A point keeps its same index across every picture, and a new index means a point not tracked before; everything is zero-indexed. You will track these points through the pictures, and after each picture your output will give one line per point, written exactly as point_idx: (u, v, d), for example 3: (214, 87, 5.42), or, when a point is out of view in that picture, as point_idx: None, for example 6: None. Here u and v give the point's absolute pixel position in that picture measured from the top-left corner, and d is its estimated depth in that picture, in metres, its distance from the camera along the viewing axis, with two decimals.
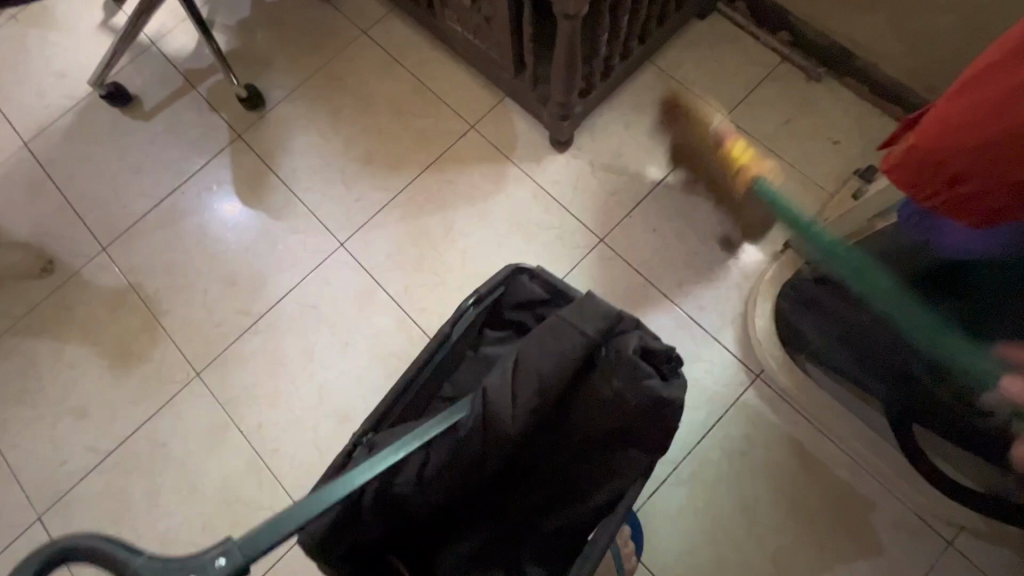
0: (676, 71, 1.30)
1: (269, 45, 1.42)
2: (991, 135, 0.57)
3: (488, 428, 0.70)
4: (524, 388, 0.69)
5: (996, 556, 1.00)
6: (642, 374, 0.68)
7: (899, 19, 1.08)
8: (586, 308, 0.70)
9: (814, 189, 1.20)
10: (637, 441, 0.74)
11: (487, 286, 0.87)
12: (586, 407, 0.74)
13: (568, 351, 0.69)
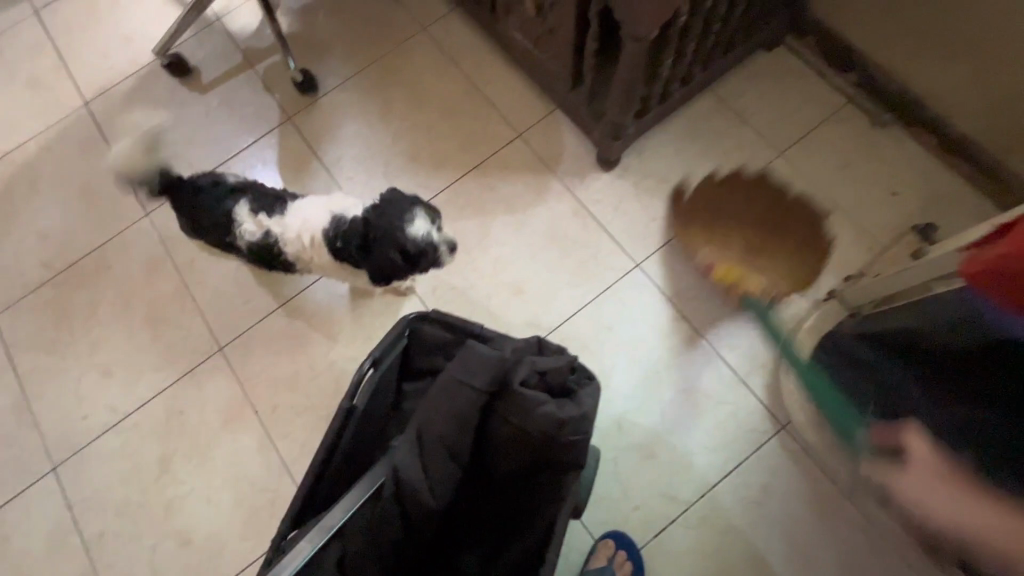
0: (734, 101, 1.26)
1: (330, 32, 1.43)
2: None
3: (404, 492, 0.76)
4: (432, 454, 0.76)
5: None
6: (536, 403, 0.77)
7: (983, 72, 1.02)
8: (472, 361, 0.77)
9: (866, 240, 1.16)
10: (550, 469, 0.82)
11: (381, 348, 0.88)
12: (499, 449, 0.81)
13: (461, 407, 0.76)
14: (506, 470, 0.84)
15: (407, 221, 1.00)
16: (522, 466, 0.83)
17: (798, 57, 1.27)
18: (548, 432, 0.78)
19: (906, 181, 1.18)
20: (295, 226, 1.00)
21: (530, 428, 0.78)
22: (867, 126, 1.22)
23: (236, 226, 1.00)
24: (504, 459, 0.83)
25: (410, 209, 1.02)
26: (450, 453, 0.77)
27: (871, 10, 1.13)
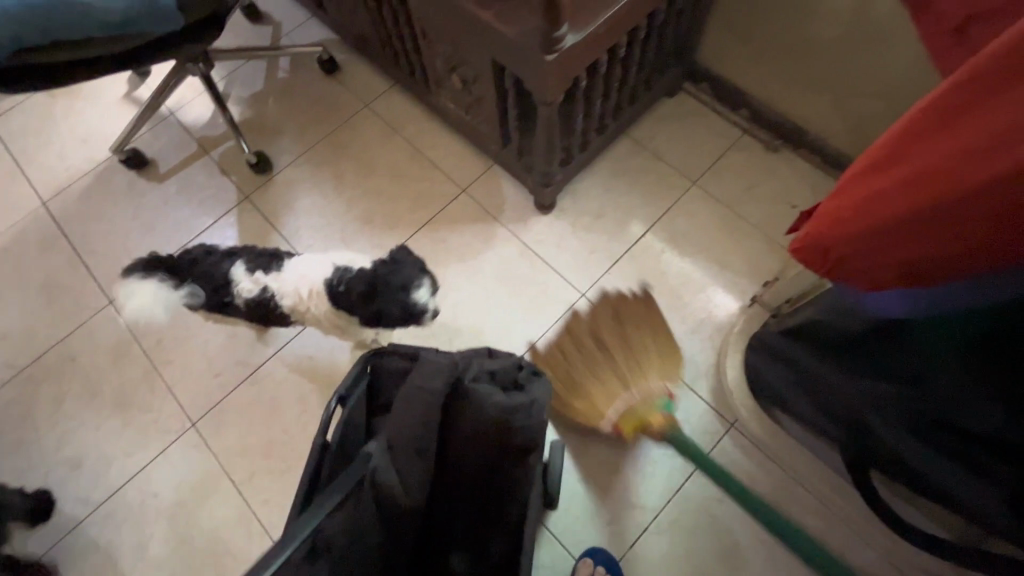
0: (648, 142, 1.44)
1: (280, 116, 1.56)
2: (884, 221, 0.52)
3: (384, 495, 0.79)
4: (404, 459, 0.79)
5: None
6: (488, 395, 0.82)
7: (842, 102, 1.22)
8: (426, 370, 0.82)
9: (777, 249, 1.31)
10: (514, 462, 0.86)
11: (347, 384, 0.93)
12: (466, 450, 0.85)
13: (423, 411, 0.80)
14: (475, 473, 0.88)
15: (413, 285, 1.04)
16: (487, 464, 0.86)
17: (696, 100, 1.47)
18: (503, 421, 0.82)
19: (802, 195, 1.35)
20: (291, 282, 1.08)
21: (486, 422, 0.83)
22: (763, 152, 1.40)
23: (234, 285, 1.11)
24: (470, 462, 0.87)
25: (416, 277, 1.05)
26: (421, 456, 0.80)
27: (748, 58, 1.33)
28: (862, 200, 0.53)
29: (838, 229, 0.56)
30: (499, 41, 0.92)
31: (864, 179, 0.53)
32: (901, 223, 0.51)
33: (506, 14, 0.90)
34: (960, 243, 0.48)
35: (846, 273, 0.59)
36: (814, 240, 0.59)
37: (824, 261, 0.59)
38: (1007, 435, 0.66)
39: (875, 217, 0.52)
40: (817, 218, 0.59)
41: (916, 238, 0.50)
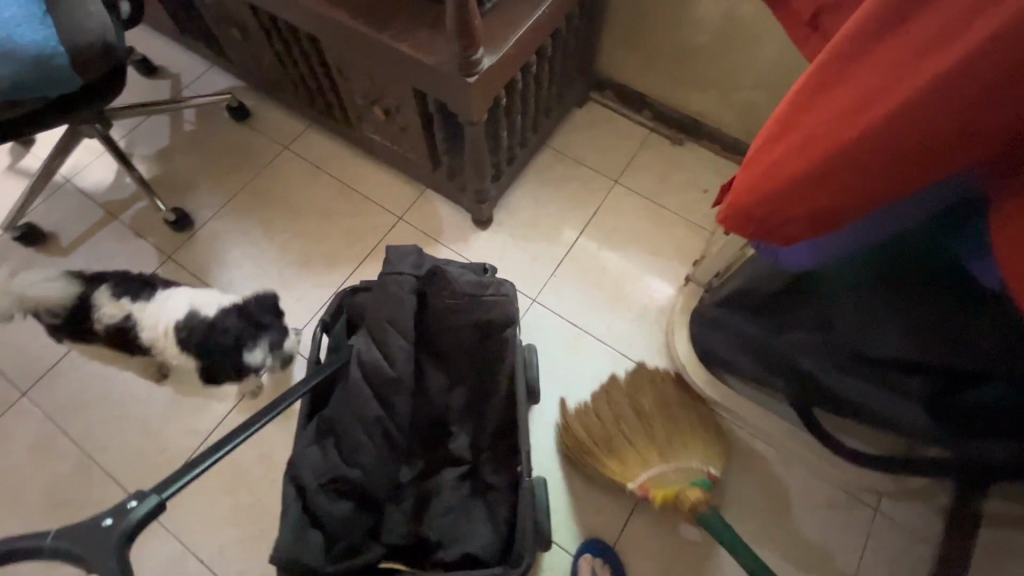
0: (568, 150, 1.53)
1: (194, 171, 1.50)
2: (807, 170, 0.50)
3: (372, 369, 0.89)
4: (388, 334, 0.89)
5: (915, 512, 1.13)
6: (456, 274, 0.93)
7: (729, 93, 1.38)
8: (394, 257, 0.94)
9: (698, 230, 1.43)
10: (493, 338, 0.95)
11: (328, 314, 1.01)
12: (445, 331, 0.95)
13: (398, 291, 0.90)
14: (460, 348, 0.97)
15: (247, 347, 1.08)
16: (467, 342, 0.96)
17: (604, 106, 1.59)
18: (474, 294, 0.93)
19: (711, 180, 1.48)
20: (152, 314, 1.07)
21: (459, 298, 0.93)
22: (670, 146, 1.53)
23: (95, 312, 1.08)
24: (453, 342, 0.96)
25: (253, 337, 1.08)
26: (403, 332, 0.90)
27: (642, 64, 1.47)
28: (786, 154, 0.51)
29: (762, 190, 0.54)
30: (418, 70, 0.96)
31: (773, 141, 0.52)
32: (821, 171, 0.49)
33: (422, 45, 0.94)
34: (869, 187, 0.48)
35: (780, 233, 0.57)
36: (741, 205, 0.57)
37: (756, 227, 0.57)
38: (908, 354, 0.78)
39: (794, 168, 0.51)
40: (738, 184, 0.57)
41: (829, 187, 0.49)
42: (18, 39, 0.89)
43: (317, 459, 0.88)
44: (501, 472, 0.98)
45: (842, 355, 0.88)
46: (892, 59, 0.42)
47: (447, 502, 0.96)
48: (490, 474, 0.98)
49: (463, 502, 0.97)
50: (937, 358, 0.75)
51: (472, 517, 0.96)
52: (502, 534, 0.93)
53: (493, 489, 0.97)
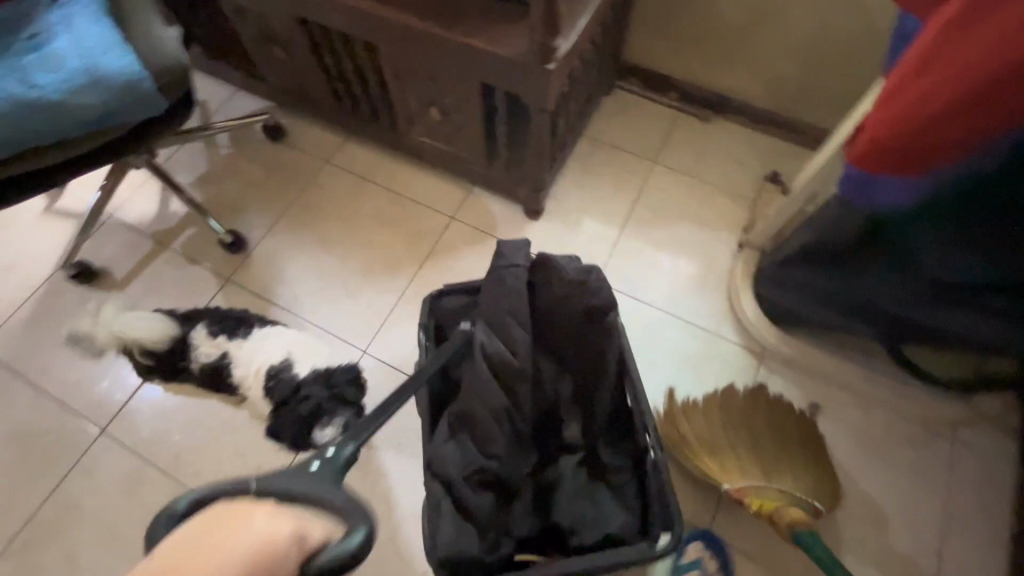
0: (603, 137, 1.58)
1: (239, 193, 1.51)
2: (961, 94, 0.56)
3: (495, 358, 0.94)
4: (507, 324, 0.95)
5: (992, 437, 1.19)
6: (560, 262, 0.97)
7: (756, 66, 1.45)
8: (507, 249, 0.98)
9: (740, 199, 1.49)
10: (597, 324, 0.98)
11: (423, 322, 1.05)
12: (555, 319, 1.01)
13: (513, 283, 0.96)
14: (569, 335, 1.01)
15: (320, 426, 1.18)
16: (575, 328, 1.00)
17: (631, 92, 1.64)
18: (578, 281, 0.97)
19: (744, 150, 1.55)
20: (248, 355, 1.24)
21: (564, 286, 0.97)
22: (699, 123, 1.59)
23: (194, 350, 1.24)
24: (562, 329, 1.02)
25: (329, 415, 1.19)
26: (519, 321, 0.96)
27: (669, 47, 1.53)
28: (938, 84, 0.57)
29: (907, 121, 0.60)
30: (492, 63, 0.99)
31: (913, 77, 0.59)
32: (976, 94, 0.55)
33: (496, 38, 0.97)
34: (1016, 105, 0.55)
35: (918, 157, 0.63)
36: (884, 135, 0.63)
37: (893, 152, 0.64)
38: (994, 278, 0.87)
39: (946, 96, 0.57)
40: (878, 116, 0.63)
41: (960, 123, 0.58)
42: (108, 67, 0.91)
43: (456, 455, 0.93)
44: (616, 452, 1.05)
45: (913, 291, 0.98)
46: (1015, 17, 0.50)
47: (573, 491, 1.03)
48: (608, 458, 1.05)
49: (587, 488, 1.04)
50: (1009, 275, 0.85)
51: (600, 502, 1.02)
52: (635, 516, 0.99)
53: (614, 473, 1.04)
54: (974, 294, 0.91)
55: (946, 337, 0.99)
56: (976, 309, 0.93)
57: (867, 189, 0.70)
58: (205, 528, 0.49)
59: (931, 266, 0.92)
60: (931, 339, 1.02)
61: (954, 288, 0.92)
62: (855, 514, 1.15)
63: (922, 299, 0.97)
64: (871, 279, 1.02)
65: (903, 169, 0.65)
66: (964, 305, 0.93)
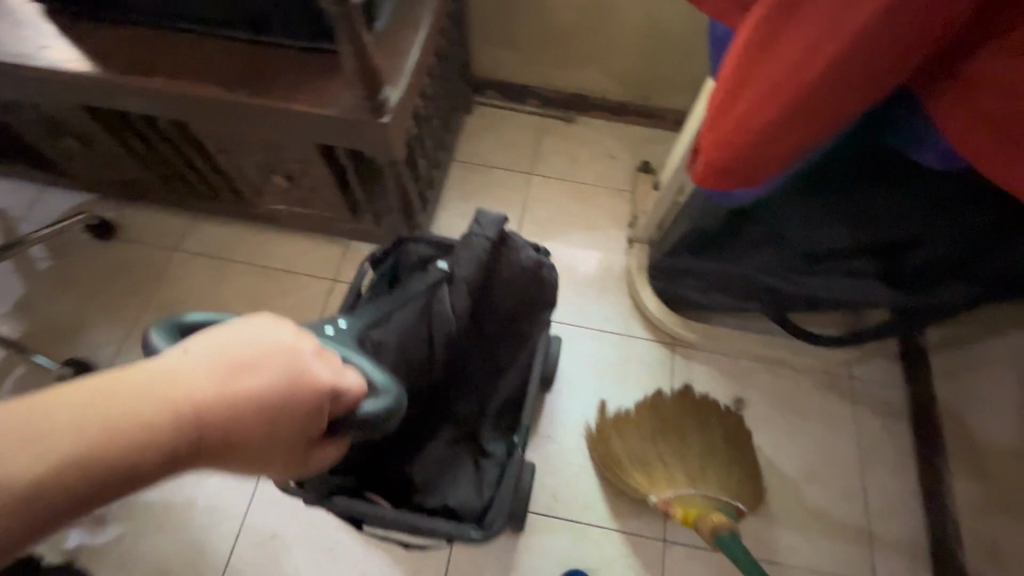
0: (474, 158, 1.53)
1: (75, 309, 1.28)
2: (772, 119, 0.54)
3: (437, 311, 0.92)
4: (459, 290, 0.90)
5: (884, 368, 1.28)
6: (522, 247, 0.89)
7: (603, 62, 1.45)
8: (484, 218, 0.88)
9: (620, 194, 1.50)
10: (529, 317, 0.95)
11: (378, 251, 0.97)
12: (498, 295, 0.93)
13: (478, 255, 0.88)
14: (497, 321, 0.96)
15: None
16: (508, 314, 0.95)
17: (492, 106, 1.60)
18: (530, 273, 0.90)
19: (613, 144, 1.56)
20: None
21: (516, 273, 0.90)
22: (565, 126, 1.58)
23: None
24: (497, 313, 0.95)
25: None
26: (473, 292, 0.91)
27: (516, 57, 1.50)
28: (752, 107, 0.55)
29: (733, 145, 0.59)
30: (320, 125, 0.89)
31: (731, 103, 0.57)
32: (786, 118, 0.53)
33: (317, 98, 0.87)
34: (826, 126, 0.53)
35: (751, 179, 0.62)
36: (717, 161, 0.61)
37: (731, 177, 0.62)
38: (854, 242, 0.88)
39: (761, 120, 0.55)
40: (709, 142, 0.62)
41: (779, 148, 0.56)
42: None
43: None
44: (499, 441, 1.02)
45: (788, 262, 0.99)
46: (801, 48, 0.49)
47: (436, 456, 0.99)
48: (488, 441, 1.01)
49: (450, 456, 1.00)
50: (870, 234, 0.85)
51: (460, 476, 0.98)
52: (483, 500, 0.94)
53: (487, 455, 1.00)
54: (844, 257, 0.92)
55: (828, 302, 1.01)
56: (850, 270, 0.93)
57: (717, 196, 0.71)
58: (263, 332, 0.41)
59: (798, 236, 0.93)
60: (815, 305, 1.04)
61: (825, 255, 0.93)
62: (788, 473, 1.19)
63: (800, 266, 0.99)
64: (750, 255, 1.04)
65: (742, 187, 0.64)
66: (839, 269, 0.94)
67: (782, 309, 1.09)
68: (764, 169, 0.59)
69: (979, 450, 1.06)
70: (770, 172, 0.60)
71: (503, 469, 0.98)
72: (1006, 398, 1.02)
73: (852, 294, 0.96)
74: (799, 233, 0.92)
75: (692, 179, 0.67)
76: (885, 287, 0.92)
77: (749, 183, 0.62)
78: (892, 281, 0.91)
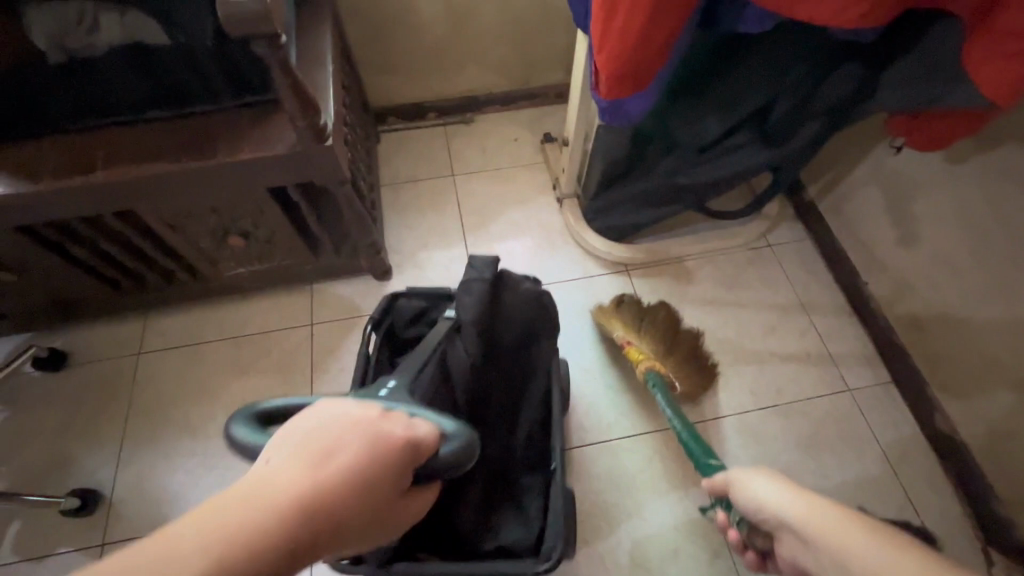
0: (398, 178, 1.65)
1: (53, 445, 1.22)
2: (643, 20, 0.71)
3: (449, 360, 0.97)
4: (469, 335, 0.96)
5: (793, 227, 1.54)
6: (519, 281, 0.99)
7: (480, 62, 1.64)
8: (478, 263, 0.97)
9: (535, 166, 1.67)
10: (535, 347, 1.06)
11: (374, 318, 1.02)
12: (506, 326, 1.02)
13: (480, 296, 0.95)
14: (510, 358, 1.06)
15: None
16: (519, 342, 1.05)
17: (396, 130, 1.73)
18: (533, 302, 1.00)
19: (513, 129, 1.74)
20: None
21: (520, 305, 1.00)
22: (467, 126, 1.74)
23: None
24: (509, 339, 1.04)
25: None
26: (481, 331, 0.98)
27: (403, 80, 1.64)
28: (626, 17, 0.72)
29: (623, 53, 0.75)
30: (269, 166, 0.97)
31: (607, 22, 0.73)
32: (653, 14, 0.70)
33: (261, 141, 0.96)
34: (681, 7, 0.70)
35: (645, 73, 0.79)
36: (616, 72, 0.78)
37: (630, 79, 0.79)
38: (728, 124, 1.07)
39: (636, 25, 0.71)
40: (603, 60, 0.78)
41: (656, 39, 0.73)
42: None
43: None
44: (529, 468, 1.11)
45: (688, 161, 1.19)
46: None
47: (476, 499, 1.06)
48: (520, 476, 1.11)
49: (488, 501, 1.07)
50: (738, 115, 1.05)
51: (503, 513, 1.07)
52: (534, 532, 1.04)
53: (522, 491, 1.10)
54: (731, 135, 1.11)
55: (729, 179, 1.22)
56: (737, 143, 1.13)
57: (624, 106, 0.87)
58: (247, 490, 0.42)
59: (691, 142, 1.13)
60: (721, 186, 1.25)
61: (715, 143, 1.13)
62: (756, 334, 1.39)
63: (700, 163, 1.19)
64: (659, 172, 1.24)
65: (642, 85, 0.81)
66: (729, 147, 1.14)
67: (698, 197, 1.30)
68: (651, 61, 0.77)
69: (877, 256, 1.33)
70: (657, 60, 0.77)
71: (543, 499, 1.08)
72: (877, 208, 1.30)
73: (745, 163, 1.16)
74: (689, 139, 1.12)
75: (601, 95, 0.83)
76: (764, 145, 1.13)
77: (645, 76, 0.79)
78: (772, 136, 1.11)
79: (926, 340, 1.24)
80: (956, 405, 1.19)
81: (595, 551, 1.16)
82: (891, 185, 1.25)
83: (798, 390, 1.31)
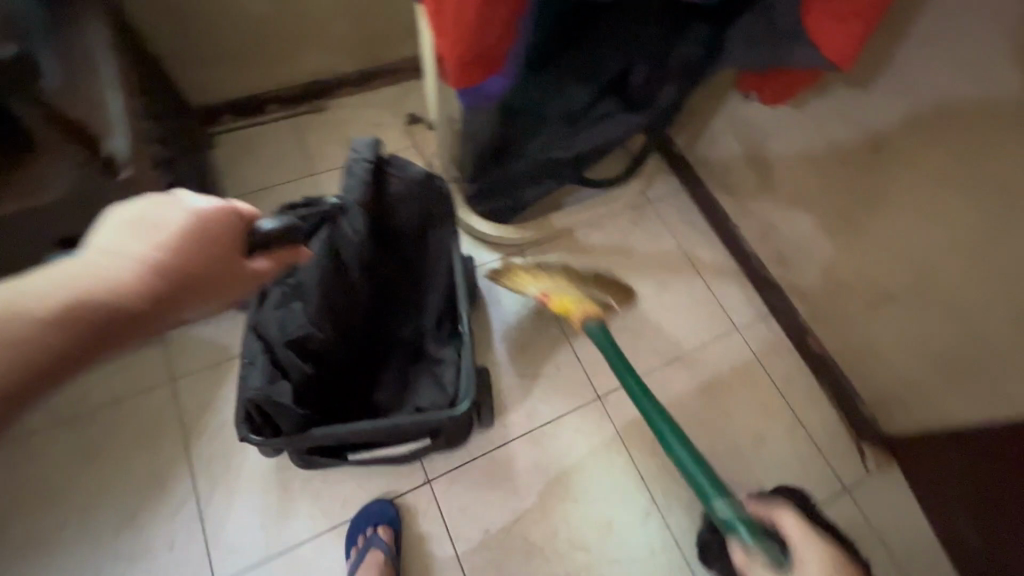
0: (247, 187, 1.42)
1: None
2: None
3: (343, 250, 0.94)
4: (356, 219, 0.91)
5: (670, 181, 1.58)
6: (403, 163, 0.94)
7: (317, 41, 1.42)
8: (358, 143, 0.90)
9: (405, 152, 1.53)
10: (434, 229, 1.03)
11: None
12: (400, 212, 0.98)
13: (361, 180, 0.90)
14: (408, 242, 1.03)
15: None
16: (416, 229, 1.02)
17: (233, 131, 1.48)
18: (419, 184, 0.96)
19: (372, 113, 1.56)
20: None
21: (408, 186, 0.95)
22: (319, 115, 1.53)
23: None
24: (406, 225, 1.01)
25: None
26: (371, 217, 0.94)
27: (227, 71, 1.39)
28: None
29: (466, 37, 0.66)
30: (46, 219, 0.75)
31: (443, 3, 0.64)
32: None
33: (24, 188, 0.75)
34: None
35: (494, 56, 0.70)
36: (461, 58, 0.68)
37: (479, 66, 0.70)
38: (591, 92, 1.03)
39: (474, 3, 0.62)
40: (445, 44, 0.68)
41: (500, 22, 0.65)
42: None
43: (285, 320, 0.97)
44: (443, 343, 1.14)
45: (560, 136, 1.13)
46: None
47: (392, 378, 1.15)
48: (437, 350, 1.14)
49: (408, 376, 1.15)
50: (598, 81, 1.00)
51: (422, 384, 1.14)
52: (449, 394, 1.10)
53: (439, 362, 1.14)
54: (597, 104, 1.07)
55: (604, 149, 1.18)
56: (604, 112, 1.09)
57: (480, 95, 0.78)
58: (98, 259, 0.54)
59: (558, 114, 1.07)
60: (597, 156, 1.21)
61: (582, 114, 1.08)
62: (649, 292, 1.43)
63: (573, 136, 1.13)
64: (532, 150, 1.16)
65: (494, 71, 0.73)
66: (598, 117, 1.10)
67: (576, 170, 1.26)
68: (498, 44, 0.68)
69: (743, 201, 1.41)
70: (505, 42, 0.69)
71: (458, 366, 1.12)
72: (738, 156, 1.36)
73: (615, 133, 1.12)
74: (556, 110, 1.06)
75: (451, 85, 0.74)
76: (631, 113, 1.10)
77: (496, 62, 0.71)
78: (636, 102, 1.08)
79: (792, 273, 1.35)
80: (822, 328, 1.33)
81: (535, 543, 1.15)
82: (747, 133, 1.31)
83: (693, 339, 1.39)
